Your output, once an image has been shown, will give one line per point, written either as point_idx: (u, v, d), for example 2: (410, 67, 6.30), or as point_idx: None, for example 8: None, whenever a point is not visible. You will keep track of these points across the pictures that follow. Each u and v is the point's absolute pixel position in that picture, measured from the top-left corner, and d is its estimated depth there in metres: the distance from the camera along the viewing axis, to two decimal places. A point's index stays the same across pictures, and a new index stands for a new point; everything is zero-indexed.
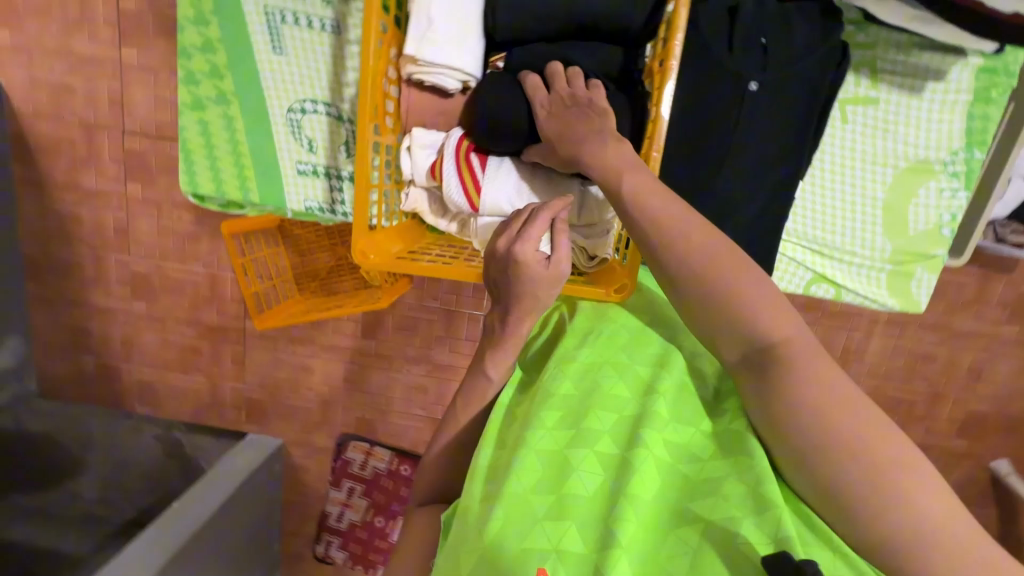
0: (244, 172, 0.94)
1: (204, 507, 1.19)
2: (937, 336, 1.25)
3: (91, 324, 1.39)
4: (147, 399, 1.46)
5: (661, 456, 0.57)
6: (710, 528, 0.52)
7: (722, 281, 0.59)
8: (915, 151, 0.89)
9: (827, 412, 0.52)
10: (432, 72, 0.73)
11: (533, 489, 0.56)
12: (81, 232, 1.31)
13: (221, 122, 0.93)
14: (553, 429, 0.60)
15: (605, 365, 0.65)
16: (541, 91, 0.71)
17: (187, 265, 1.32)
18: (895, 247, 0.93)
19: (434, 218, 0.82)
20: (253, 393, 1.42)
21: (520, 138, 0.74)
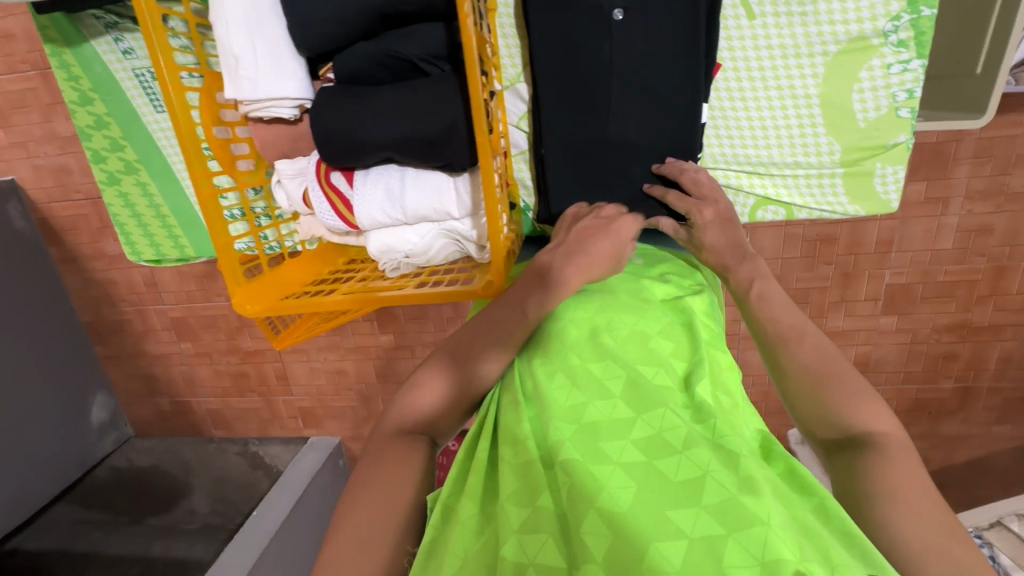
0: (172, 229, 1.03)
1: (278, 514, 1.35)
2: (989, 204, 1.09)
3: (156, 369, 1.56)
4: (220, 423, 1.63)
5: (633, 459, 0.53)
6: (691, 543, 0.46)
7: (807, 338, 0.67)
8: (845, 28, 0.76)
9: (897, 485, 0.55)
10: (262, 107, 0.70)
11: (506, 500, 0.54)
12: (120, 292, 1.45)
13: (138, 190, 1.00)
14: (523, 440, 0.58)
15: (560, 370, 0.63)
16: (376, 99, 0.67)
17: (213, 302, 1.42)
18: (845, 144, 0.82)
19: (340, 236, 0.78)
20: (303, 401, 1.54)
21: (373, 152, 0.69)
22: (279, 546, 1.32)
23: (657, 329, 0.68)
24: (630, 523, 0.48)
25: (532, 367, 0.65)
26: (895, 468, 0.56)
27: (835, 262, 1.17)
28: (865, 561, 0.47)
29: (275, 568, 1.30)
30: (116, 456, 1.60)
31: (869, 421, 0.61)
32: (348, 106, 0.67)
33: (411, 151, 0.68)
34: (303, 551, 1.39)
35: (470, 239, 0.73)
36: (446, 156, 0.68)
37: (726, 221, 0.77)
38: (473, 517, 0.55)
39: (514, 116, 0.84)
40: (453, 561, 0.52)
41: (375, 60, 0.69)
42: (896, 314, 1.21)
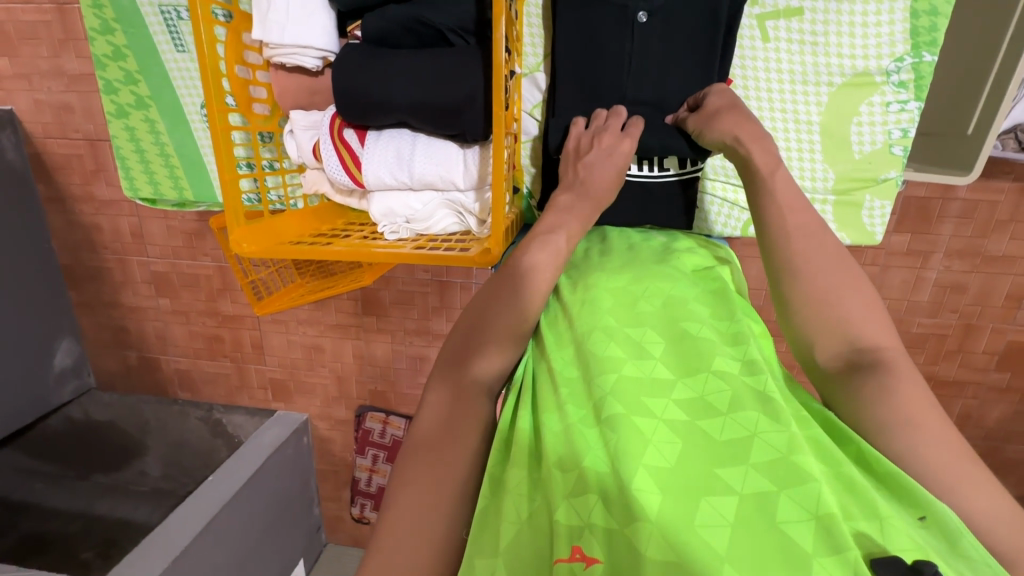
0: (174, 171, 1.01)
1: (231, 485, 1.30)
2: (965, 263, 1.13)
3: (128, 322, 1.53)
4: (186, 386, 1.59)
5: (675, 418, 0.52)
6: (744, 498, 0.46)
7: (818, 241, 0.65)
8: (851, 63, 0.79)
9: (912, 408, 0.56)
10: (285, 53, 0.70)
11: (551, 464, 0.51)
12: (104, 239, 1.43)
13: (145, 126, 0.99)
14: (563, 404, 0.56)
15: (598, 330, 0.61)
16: (397, 59, 0.68)
17: (198, 261, 1.41)
18: (839, 173, 0.85)
19: (343, 196, 0.79)
20: (275, 373, 1.52)
21: (390, 113, 0.70)
22: (227, 518, 1.27)
23: (693, 296, 0.65)
24: (681, 480, 0.47)
25: (568, 336, 0.63)
26: (905, 386, 0.57)
27: None
28: (914, 505, 0.49)
29: (219, 541, 1.25)
30: (72, 406, 1.52)
31: (873, 338, 0.60)
32: (371, 61, 0.68)
33: (425, 114, 0.69)
34: (252, 527, 1.34)
35: (471, 212, 0.74)
36: (459, 127, 0.69)
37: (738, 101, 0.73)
38: (517, 482, 0.53)
39: (528, 103, 0.86)
40: (510, 528, 0.50)
41: (403, 25, 0.69)
42: None
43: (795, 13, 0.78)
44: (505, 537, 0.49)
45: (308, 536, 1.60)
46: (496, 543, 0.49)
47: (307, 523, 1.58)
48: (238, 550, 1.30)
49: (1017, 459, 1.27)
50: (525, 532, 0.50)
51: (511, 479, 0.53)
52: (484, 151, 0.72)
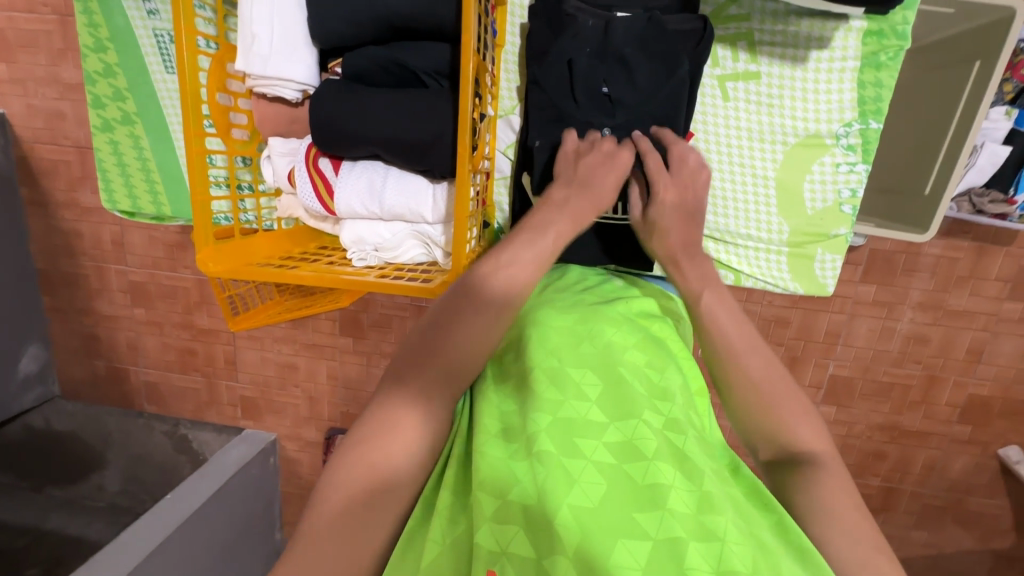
0: (154, 185, 1.02)
1: (189, 504, 1.25)
2: (927, 316, 1.17)
3: (100, 330, 1.51)
4: (154, 398, 1.56)
5: (603, 460, 0.51)
6: (656, 545, 0.45)
7: (747, 345, 0.66)
8: (803, 125, 0.84)
9: (838, 509, 0.55)
10: (267, 84, 0.73)
11: (478, 496, 0.50)
12: (83, 246, 1.42)
13: (129, 141, 1.00)
14: (496, 440, 0.54)
15: (539, 371, 0.59)
16: (370, 95, 0.71)
17: (177, 273, 1.41)
18: (793, 227, 0.88)
19: (315, 221, 0.81)
20: (246, 391, 1.50)
21: (363, 145, 0.72)
22: (183, 540, 1.21)
23: (633, 342, 0.65)
24: (600, 522, 0.47)
25: (509, 372, 0.61)
26: (830, 487, 0.57)
27: (785, 346, 1.23)
28: (815, 568, 0.46)
29: (173, 563, 1.19)
30: (34, 414, 1.49)
31: (803, 437, 0.60)
32: (348, 96, 0.71)
33: (395, 150, 0.71)
34: (208, 551, 1.29)
35: (438, 244, 0.75)
36: (428, 163, 0.72)
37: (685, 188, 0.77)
38: (442, 520, 0.52)
39: (503, 143, 0.89)
40: (432, 548, 0.51)
41: (379, 63, 0.72)
42: (835, 405, 1.26)
43: (753, 76, 0.83)
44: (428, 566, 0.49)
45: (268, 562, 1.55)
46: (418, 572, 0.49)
47: (268, 549, 1.54)
48: (192, 571, 1.25)
49: (980, 512, 1.29)
50: (446, 555, 0.50)
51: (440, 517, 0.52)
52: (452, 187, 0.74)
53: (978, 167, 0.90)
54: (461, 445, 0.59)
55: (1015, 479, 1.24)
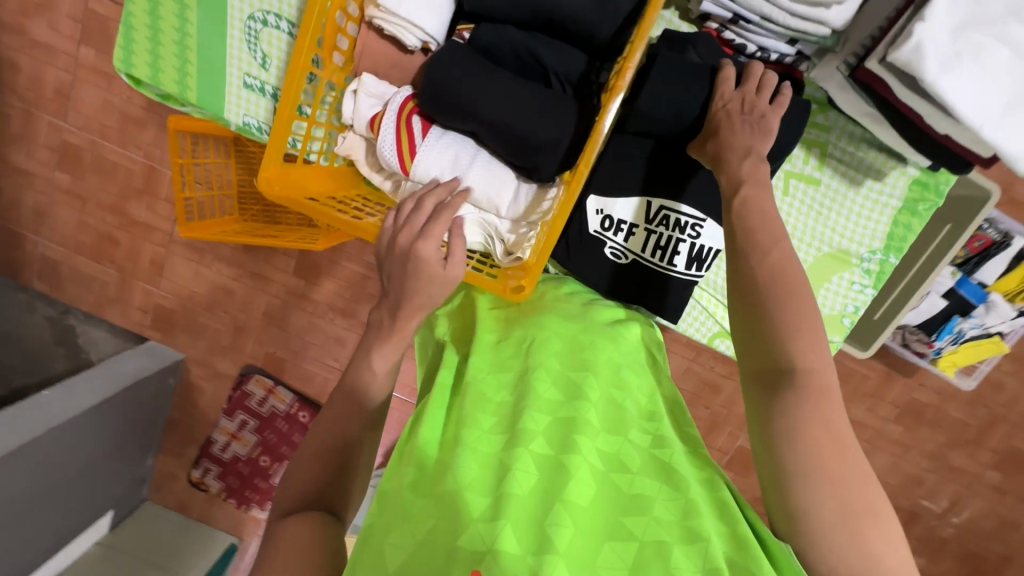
0: (186, 65, 0.83)
1: (74, 406, 1.10)
2: None
3: (4, 182, 1.29)
4: (48, 277, 1.36)
5: (595, 465, 0.52)
6: (642, 548, 0.46)
7: (760, 256, 0.57)
8: (838, 239, 0.85)
9: (823, 446, 0.49)
10: (392, 21, 0.68)
11: (468, 488, 0.49)
12: (16, 82, 1.21)
13: (173, 8, 0.81)
14: (487, 429, 0.54)
15: (536, 371, 0.59)
16: (491, 72, 0.65)
17: (124, 151, 1.23)
18: None
19: (368, 170, 0.75)
20: (164, 300, 1.35)
21: (468, 122, 0.66)
22: (55, 443, 1.06)
23: (627, 361, 0.65)
24: (589, 526, 0.48)
25: (510, 360, 0.61)
26: (810, 419, 0.50)
27: (712, 409, 1.29)
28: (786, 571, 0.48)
29: (36, 467, 1.04)
30: None
31: (798, 356, 0.53)
32: (478, 67, 0.65)
33: (503, 138, 0.66)
34: (74, 461, 1.14)
35: (502, 240, 0.69)
36: (533, 161, 0.66)
37: (409, 251, 0.59)
38: (415, 497, 0.50)
39: None
40: (399, 553, 0.46)
41: (515, 51, 0.68)
42: (733, 472, 1.36)
43: (814, 181, 0.83)
44: (396, 555, 0.46)
45: (130, 487, 1.42)
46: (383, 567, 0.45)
47: (134, 474, 1.41)
48: (54, 478, 1.10)
49: None
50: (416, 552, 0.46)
51: (413, 493, 0.50)
52: (541, 193, 0.70)
53: (918, 310, 1.05)
54: (425, 431, 0.56)
55: None
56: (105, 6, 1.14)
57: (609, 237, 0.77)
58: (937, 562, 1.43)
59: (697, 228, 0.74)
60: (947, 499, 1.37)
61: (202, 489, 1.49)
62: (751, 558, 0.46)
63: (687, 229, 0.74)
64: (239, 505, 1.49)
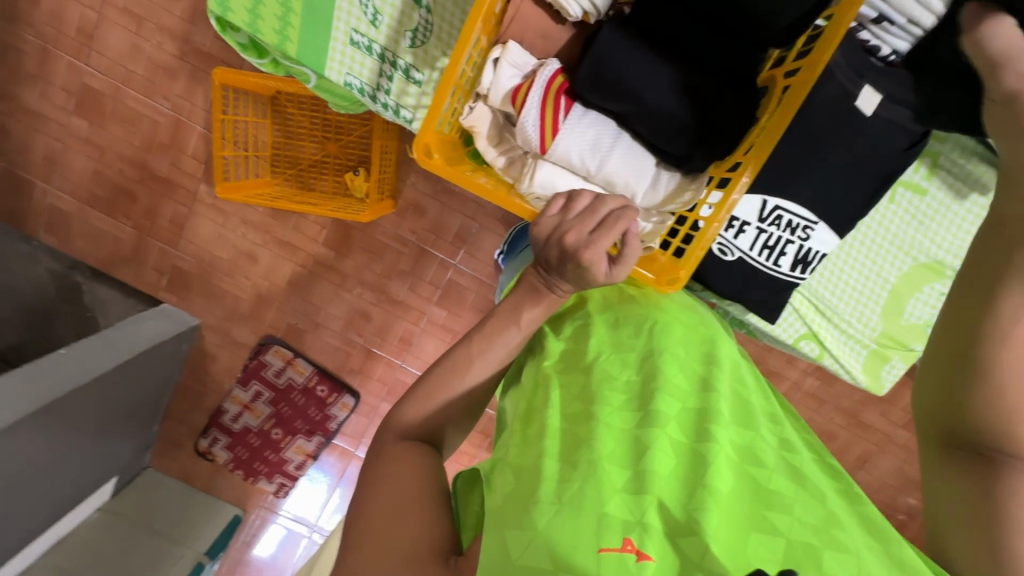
0: (288, 16, 0.67)
1: (90, 368, 1.04)
2: (843, 420, 1.37)
3: (13, 124, 1.20)
4: (55, 229, 1.29)
5: (731, 455, 0.50)
6: (793, 544, 0.44)
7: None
8: (936, 249, 0.80)
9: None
10: None
11: (608, 459, 0.47)
12: (34, 16, 1.12)
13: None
14: (619, 406, 0.52)
15: (664, 354, 0.57)
16: (656, 53, 0.58)
17: (151, 101, 1.16)
18: (884, 330, 0.84)
19: (487, 145, 0.64)
20: (183, 263, 1.29)
21: (621, 102, 0.59)
22: (70, 406, 1.00)
23: (742, 361, 0.63)
24: (732, 514, 0.45)
25: (632, 339, 0.59)
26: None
27: None
28: None
29: (51, 430, 0.98)
30: None
31: None
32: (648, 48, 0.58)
33: (662, 126, 0.59)
34: (84, 426, 1.08)
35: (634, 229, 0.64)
36: (688, 149, 0.59)
37: (572, 255, 0.53)
38: (548, 460, 0.48)
39: None
40: (547, 510, 0.44)
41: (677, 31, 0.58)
42: None
43: (920, 191, 0.78)
44: (544, 516, 0.43)
45: (134, 453, 1.37)
46: (529, 528, 0.43)
47: (140, 440, 1.36)
48: (64, 442, 1.04)
49: None
50: (562, 515, 0.43)
51: (545, 458, 0.48)
52: (684, 182, 0.63)
53: None
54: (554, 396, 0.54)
55: None
56: None
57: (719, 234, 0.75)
58: None
59: (808, 231, 0.73)
60: None
61: (208, 459, 1.45)
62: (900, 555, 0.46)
63: (797, 231, 0.74)
64: (246, 477, 1.45)
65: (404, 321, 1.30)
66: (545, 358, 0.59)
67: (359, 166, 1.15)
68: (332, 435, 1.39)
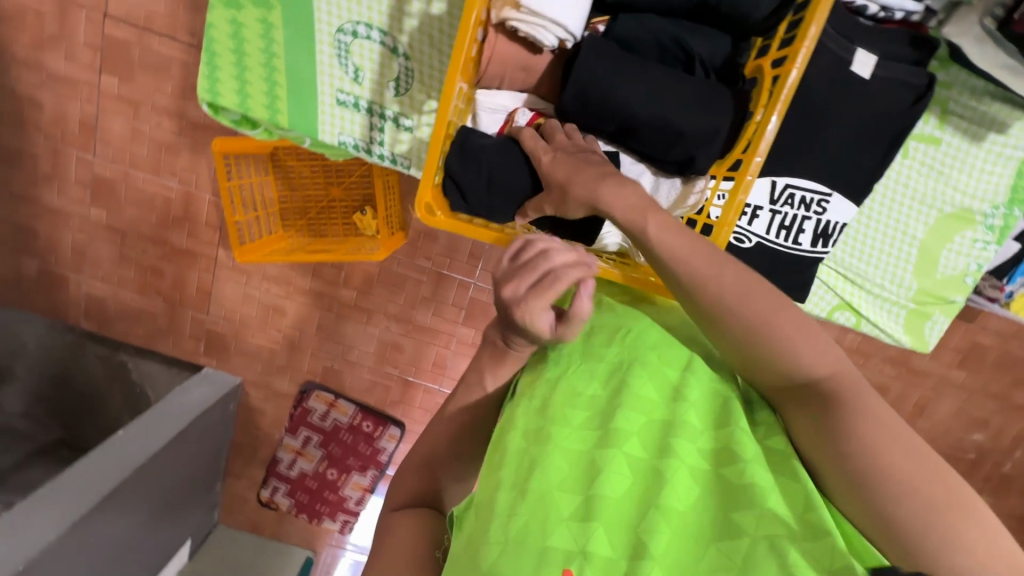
0: (276, 89, 0.75)
1: (148, 446, 1.09)
2: (893, 369, 1.33)
3: (39, 225, 1.26)
4: (94, 315, 1.35)
5: (695, 461, 0.48)
6: (753, 549, 0.42)
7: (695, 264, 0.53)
8: (960, 198, 0.80)
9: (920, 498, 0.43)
10: (528, 23, 0.57)
11: (556, 487, 0.47)
12: (40, 120, 1.17)
13: (258, 29, 0.73)
14: (579, 425, 0.51)
15: (631, 359, 0.55)
16: (635, 66, 0.58)
17: (160, 179, 1.20)
18: (920, 287, 0.85)
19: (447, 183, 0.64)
20: (216, 326, 1.33)
21: (608, 122, 0.60)
22: (136, 485, 1.05)
23: None
24: (686, 528, 0.45)
25: (606, 348, 0.57)
26: (889, 463, 0.45)
27: None
28: None
29: (123, 510, 1.04)
30: None
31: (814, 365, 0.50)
32: (623, 57, 0.58)
33: (658, 136, 0.59)
34: (153, 500, 1.13)
35: None
36: (688, 155, 0.60)
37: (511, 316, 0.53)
38: (504, 491, 0.49)
39: None
40: (494, 549, 0.46)
41: (658, 39, 0.60)
42: None
43: (934, 141, 0.79)
44: (492, 554, 0.46)
45: (204, 515, 1.43)
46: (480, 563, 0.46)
47: (206, 501, 1.42)
48: (138, 518, 1.09)
49: None
50: (505, 555, 0.45)
51: (501, 491, 0.49)
52: (687, 186, 0.64)
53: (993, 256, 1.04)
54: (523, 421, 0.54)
55: None
56: (123, 30, 1.09)
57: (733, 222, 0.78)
58: (1003, 499, 1.46)
59: (823, 204, 0.76)
60: (1011, 437, 1.39)
61: (273, 507, 1.49)
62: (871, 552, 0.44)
63: (812, 206, 0.76)
64: (311, 520, 1.49)
65: (436, 346, 1.32)
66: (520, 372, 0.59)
67: (365, 205, 1.16)
68: (385, 468, 1.42)
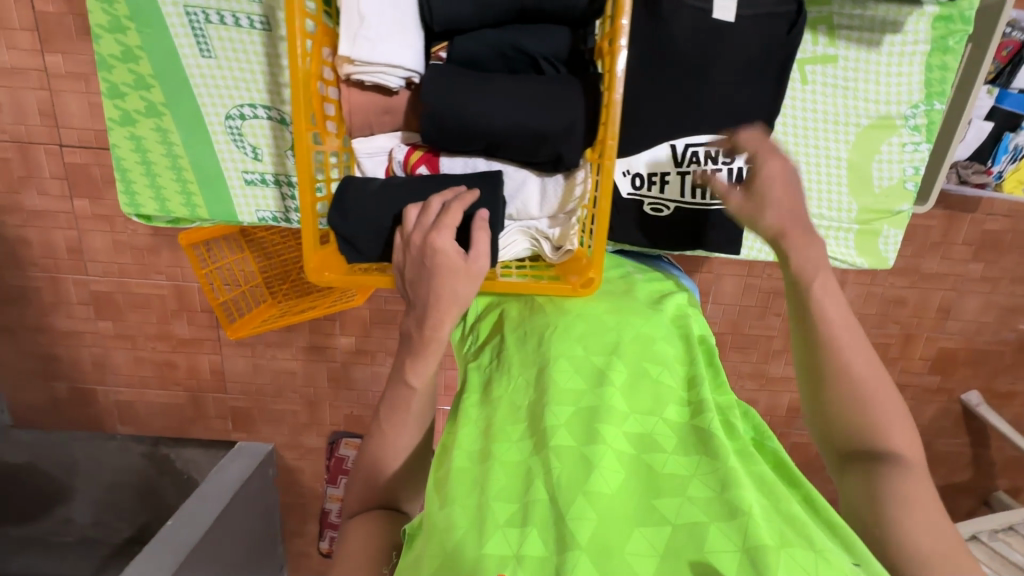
0: (187, 185, 0.86)
1: (193, 531, 1.15)
2: (904, 280, 1.28)
3: (59, 349, 1.35)
4: (128, 418, 1.43)
5: (623, 450, 0.55)
6: (676, 530, 0.48)
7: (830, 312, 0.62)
8: (875, 106, 0.84)
9: (942, 547, 0.51)
10: (372, 71, 0.70)
11: (494, 496, 0.53)
12: (32, 255, 1.25)
13: (156, 137, 0.85)
14: (515, 437, 0.58)
15: (559, 359, 0.63)
16: (480, 83, 0.70)
17: (149, 280, 1.27)
18: (861, 206, 0.89)
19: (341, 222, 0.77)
20: (237, 401, 1.40)
21: (474, 140, 0.71)
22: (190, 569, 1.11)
23: (661, 336, 0.67)
24: (615, 514, 0.50)
25: (531, 356, 0.66)
26: (929, 528, 0.52)
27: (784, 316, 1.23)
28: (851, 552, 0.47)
29: None
30: None
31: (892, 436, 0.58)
32: (468, 78, 0.70)
33: (523, 141, 0.71)
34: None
35: (547, 238, 0.77)
36: (556, 151, 0.71)
37: (427, 247, 0.64)
38: (442, 507, 0.54)
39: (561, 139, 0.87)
40: (430, 561, 0.50)
41: (497, 50, 0.71)
42: None
43: (830, 59, 0.82)
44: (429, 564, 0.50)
45: None
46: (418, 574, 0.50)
47: (272, 564, 1.49)
48: None
49: (947, 451, 1.44)
50: (442, 567, 0.49)
51: (440, 507, 0.54)
52: (571, 182, 0.77)
53: (967, 140, 0.99)
54: (465, 440, 0.60)
55: (975, 420, 1.39)
56: (80, 154, 1.16)
57: (647, 194, 0.86)
58: None
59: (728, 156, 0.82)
60: None
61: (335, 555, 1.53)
62: (787, 506, 0.48)
63: (718, 158, 0.82)
64: None
65: None
66: (462, 394, 0.67)
67: None
68: None
